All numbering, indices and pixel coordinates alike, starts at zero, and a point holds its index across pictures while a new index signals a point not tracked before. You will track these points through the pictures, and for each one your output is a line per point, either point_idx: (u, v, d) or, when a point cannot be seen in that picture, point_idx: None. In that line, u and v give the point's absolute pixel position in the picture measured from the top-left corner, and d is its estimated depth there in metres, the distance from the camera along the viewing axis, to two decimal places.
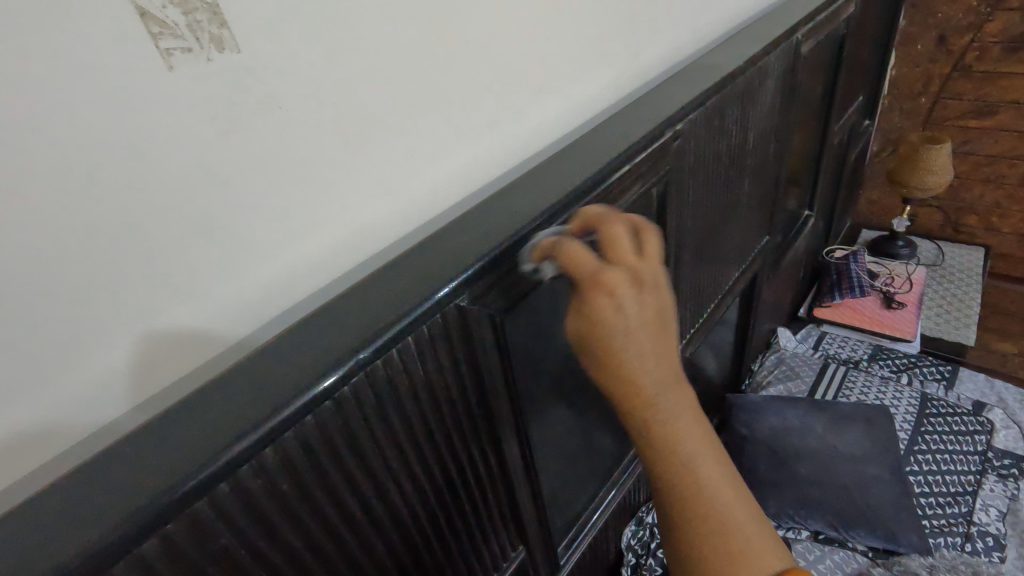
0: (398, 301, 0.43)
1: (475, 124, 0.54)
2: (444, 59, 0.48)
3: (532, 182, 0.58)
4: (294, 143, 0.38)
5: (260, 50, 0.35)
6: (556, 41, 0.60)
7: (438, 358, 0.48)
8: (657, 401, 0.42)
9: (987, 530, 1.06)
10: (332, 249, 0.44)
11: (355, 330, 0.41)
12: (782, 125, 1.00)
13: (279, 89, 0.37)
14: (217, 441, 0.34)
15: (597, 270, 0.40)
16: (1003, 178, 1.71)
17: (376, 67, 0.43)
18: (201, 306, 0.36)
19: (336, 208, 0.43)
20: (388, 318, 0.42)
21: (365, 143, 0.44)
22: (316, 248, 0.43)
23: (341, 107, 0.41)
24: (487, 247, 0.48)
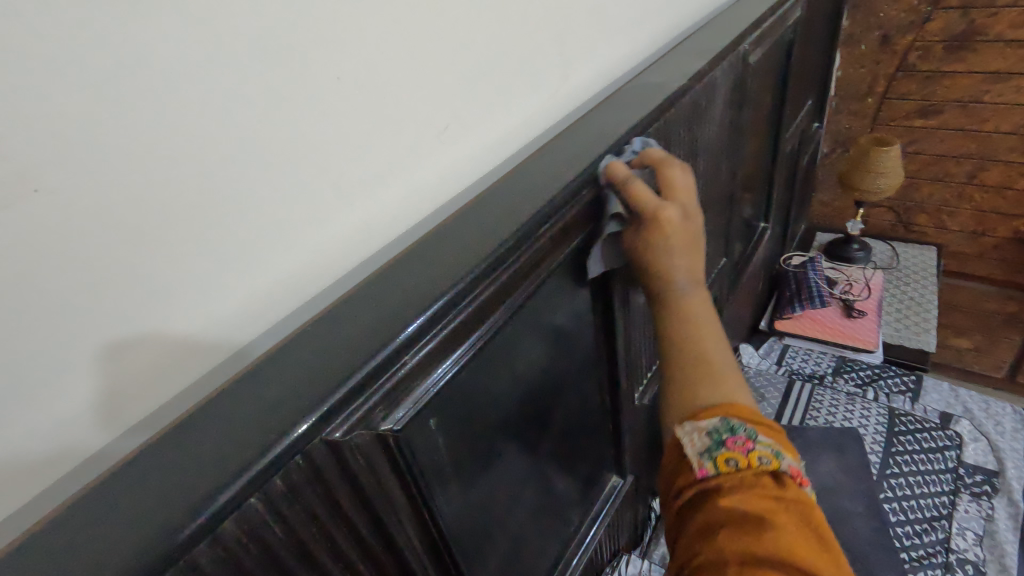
0: (236, 449, 0.31)
1: (369, 174, 0.41)
2: (316, 95, 0.36)
3: (448, 240, 0.46)
4: (80, 233, 0.26)
5: (36, 80, 0.24)
6: (483, 50, 0.50)
7: (310, 511, 0.35)
8: (673, 284, 0.53)
9: (966, 557, 1.00)
10: (168, 362, 0.32)
11: (190, 485, 0.30)
12: (733, 140, 0.92)
13: (102, 124, 0.26)
14: (91, 575, 0.26)
15: (658, 206, 0.51)
16: (951, 177, 1.71)
17: (204, 114, 0.30)
18: (180, 324, 0.31)
19: (166, 311, 0.31)
20: (228, 470, 0.30)
21: (208, 218, 0.31)
22: (141, 365, 0.30)
23: (160, 174, 0.28)
24: (376, 346, 0.36)
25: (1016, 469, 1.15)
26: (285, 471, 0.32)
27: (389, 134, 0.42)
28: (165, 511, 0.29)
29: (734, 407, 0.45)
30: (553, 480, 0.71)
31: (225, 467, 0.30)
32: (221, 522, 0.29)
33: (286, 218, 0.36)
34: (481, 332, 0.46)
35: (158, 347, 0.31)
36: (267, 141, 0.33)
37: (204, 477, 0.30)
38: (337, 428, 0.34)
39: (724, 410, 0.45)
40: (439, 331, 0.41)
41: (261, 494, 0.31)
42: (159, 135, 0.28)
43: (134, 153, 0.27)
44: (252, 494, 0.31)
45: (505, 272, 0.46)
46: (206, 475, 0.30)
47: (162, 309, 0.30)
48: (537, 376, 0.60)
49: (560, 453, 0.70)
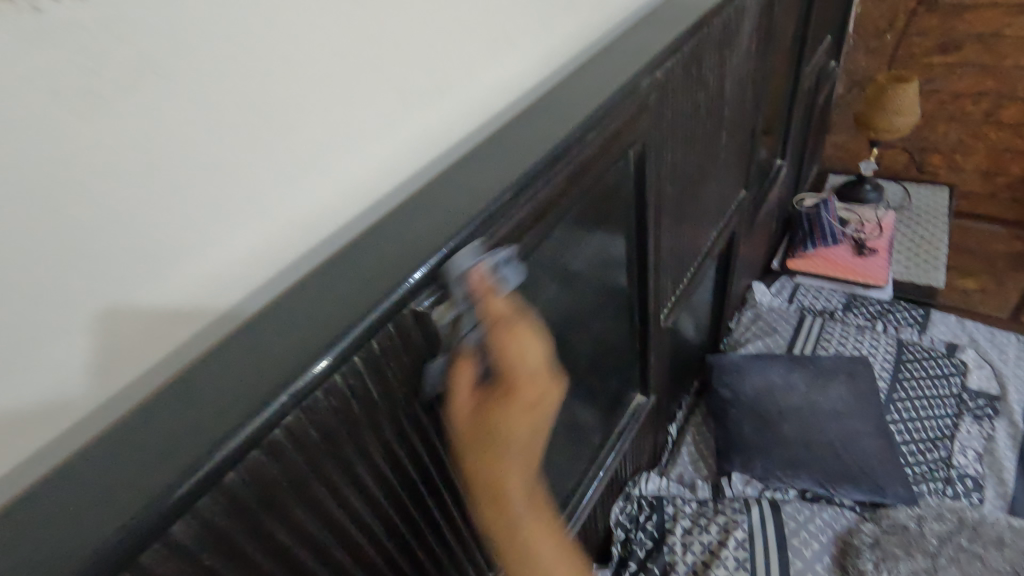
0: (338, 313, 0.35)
1: (421, 85, 0.44)
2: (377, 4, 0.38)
3: (488, 153, 0.49)
4: (191, 118, 0.29)
5: None
6: None
7: (400, 377, 0.39)
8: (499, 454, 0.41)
9: (966, 472, 1.07)
10: (257, 249, 0.35)
11: (298, 343, 0.33)
12: (758, 70, 0.93)
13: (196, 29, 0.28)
14: (235, 410, 0.30)
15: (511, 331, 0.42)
16: (967, 115, 1.70)
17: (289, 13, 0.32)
18: (262, 222, 0.34)
19: (256, 200, 0.33)
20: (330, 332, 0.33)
21: (289, 114, 0.34)
22: (237, 250, 0.33)
23: (253, 68, 0.31)
24: (448, 235, 0.40)
25: (1017, 393, 1.20)
26: (382, 333, 0.36)
27: (438, 47, 0.44)
28: (280, 365, 0.32)
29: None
30: (587, 392, 0.76)
31: (330, 328, 0.34)
32: (333, 371, 0.33)
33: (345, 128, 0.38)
34: (532, 239, 0.50)
35: (250, 238, 0.34)
36: (338, 45, 0.36)
37: (308, 339, 0.33)
38: (423, 300, 0.39)
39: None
40: (501, 227, 0.44)
41: (365, 350, 0.35)
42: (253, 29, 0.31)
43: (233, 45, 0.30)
44: (353, 354, 0.34)
45: (556, 176, 0.49)
46: (313, 336, 0.33)
47: (249, 206, 0.33)
48: (577, 289, 0.63)
49: (593, 366, 0.74)
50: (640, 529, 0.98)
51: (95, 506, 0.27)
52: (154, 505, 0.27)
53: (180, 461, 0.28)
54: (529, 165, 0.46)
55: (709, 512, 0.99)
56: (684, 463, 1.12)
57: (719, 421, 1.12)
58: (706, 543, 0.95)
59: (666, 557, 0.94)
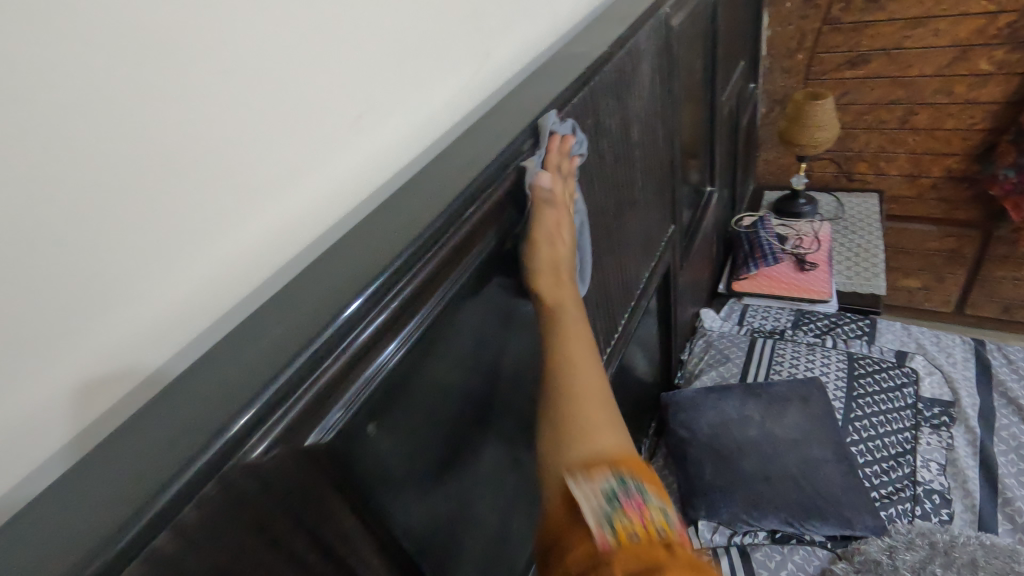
0: (144, 477, 0.27)
1: (279, 172, 0.36)
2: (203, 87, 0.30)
3: (367, 238, 0.42)
4: None
5: None
6: (397, 24, 0.46)
7: (237, 543, 0.31)
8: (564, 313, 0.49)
9: (932, 487, 1.04)
10: (34, 416, 0.26)
11: (94, 518, 0.26)
12: (667, 106, 0.92)
13: None
14: None
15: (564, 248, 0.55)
16: (884, 123, 1.76)
17: (56, 118, 0.24)
18: (79, 353, 0.27)
19: (28, 355, 0.25)
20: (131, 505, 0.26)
21: (74, 241, 0.26)
22: (11, 421, 0.25)
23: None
24: (294, 350, 0.33)
25: (970, 397, 1.19)
26: (199, 499, 0.28)
27: (297, 125, 0.37)
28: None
29: (617, 458, 0.40)
30: (523, 468, 0.69)
31: (114, 516, 0.26)
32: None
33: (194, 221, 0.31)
34: (413, 325, 0.42)
35: (64, 375, 0.27)
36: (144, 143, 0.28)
37: (82, 536, 0.25)
38: (255, 446, 0.30)
39: (607, 457, 0.40)
40: (366, 328, 0.37)
41: (171, 529, 0.27)
42: None
43: None
44: (144, 548, 0.26)
45: (435, 257, 0.42)
46: (85, 533, 0.25)
47: (52, 341, 0.26)
48: (489, 365, 0.57)
49: (526, 439, 0.68)
50: None
51: None
52: None
53: None
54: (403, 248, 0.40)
55: None
56: None
57: (680, 463, 1.07)
58: None
59: None
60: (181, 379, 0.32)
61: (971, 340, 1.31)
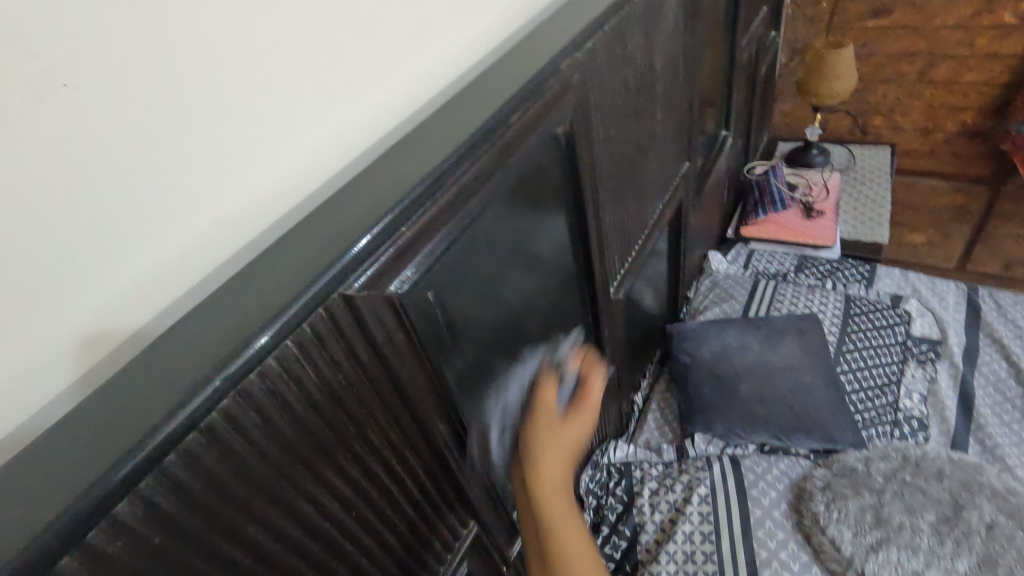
0: (269, 296, 0.37)
1: (352, 79, 0.44)
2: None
3: (428, 134, 0.50)
4: (99, 152, 0.30)
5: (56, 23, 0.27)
6: None
7: (335, 360, 0.41)
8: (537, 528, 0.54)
9: (911, 414, 1.13)
10: (188, 252, 0.36)
11: (240, 320, 0.36)
12: (690, 44, 0.96)
13: (107, 54, 0.29)
14: (186, 380, 0.33)
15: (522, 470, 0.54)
16: (903, 76, 1.77)
17: (198, 17, 0.32)
18: (209, 210, 0.36)
19: (179, 209, 0.34)
20: (258, 318, 0.35)
21: (209, 116, 0.34)
22: (169, 251, 0.35)
23: (164, 73, 0.32)
24: (378, 216, 0.42)
25: (956, 336, 1.28)
26: (312, 317, 0.38)
27: (363, 39, 0.45)
28: (214, 348, 0.34)
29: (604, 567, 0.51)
30: None
31: (262, 312, 0.36)
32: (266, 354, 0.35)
33: (279, 123, 0.39)
34: (467, 211, 0.51)
35: (202, 223, 0.36)
36: (238, 53, 0.35)
37: (233, 331, 0.35)
38: (354, 282, 0.40)
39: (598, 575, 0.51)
40: (429, 207, 0.46)
41: (295, 336, 0.37)
42: (146, 55, 0.30)
43: (131, 75, 0.30)
44: (280, 341, 0.36)
45: (484, 156, 0.50)
46: (243, 323, 0.35)
47: (193, 199, 0.35)
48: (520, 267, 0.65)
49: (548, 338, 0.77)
50: (610, 495, 1.04)
51: (89, 445, 0.30)
52: (125, 457, 0.29)
53: (157, 412, 0.31)
54: (456, 144, 0.48)
55: (674, 472, 1.04)
56: (650, 429, 1.16)
57: (681, 385, 1.17)
58: (673, 500, 0.99)
59: (635, 518, 0.99)
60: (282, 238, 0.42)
61: (964, 286, 1.38)
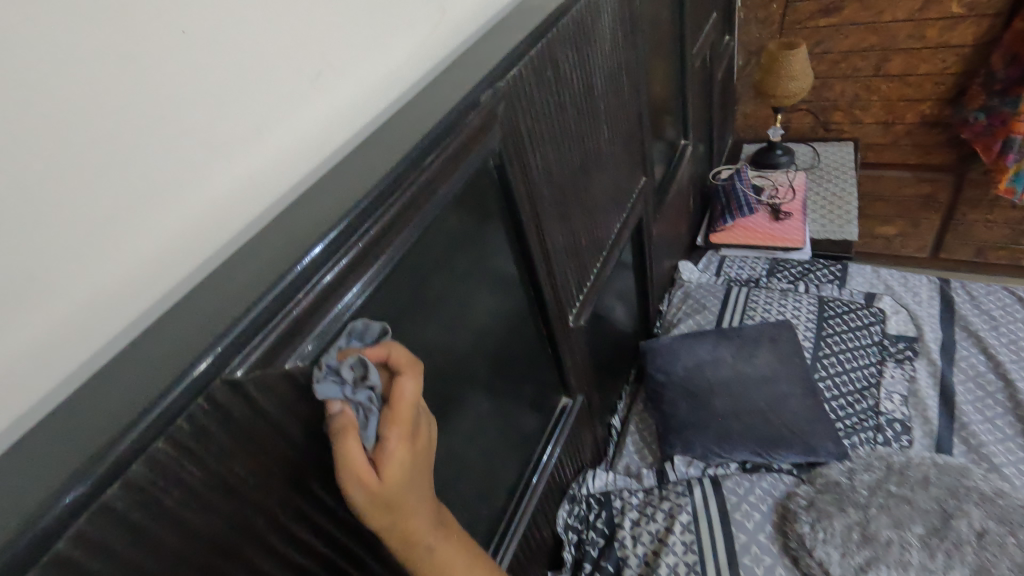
0: (147, 383, 0.33)
1: (247, 133, 0.41)
2: (169, 53, 0.35)
3: (341, 182, 0.46)
4: None
5: None
6: None
7: (228, 451, 0.36)
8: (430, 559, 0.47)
9: (893, 417, 1.10)
10: (60, 335, 0.32)
11: (120, 407, 0.32)
12: (632, 57, 0.94)
13: None
14: (54, 478, 0.29)
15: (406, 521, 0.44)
16: (858, 71, 1.78)
17: (36, 84, 0.29)
18: (79, 291, 0.32)
19: (41, 294, 0.31)
20: (134, 411, 0.31)
21: (60, 194, 0.30)
22: (36, 336, 0.31)
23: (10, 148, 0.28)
24: (271, 282, 0.37)
25: (932, 332, 1.25)
26: (187, 414, 0.33)
27: (259, 89, 0.41)
28: (55, 472, 0.29)
29: None
30: (503, 407, 0.74)
31: (118, 421, 0.31)
32: (123, 470, 0.31)
33: (161, 188, 0.35)
34: (382, 262, 0.46)
35: (75, 303, 0.32)
36: (103, 118, 0.32)
37: (112, 422, 0.31)
38: (239, 365, 0.35)
39: None
40: (334, 266, 0.41)
41: (168, 434, 0.32)
42: None
43: None
44: (143, 450, 0.31)
45: (397, 202, 0.46)
46: (94, 436, 0.30)
47: (56, 281, 0.31)
48: (461, 312, 0.61)
49: (502, 377, 0.73)
50: (590, 529, 0.98)
51: None
52: None
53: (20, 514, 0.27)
54: (365, 193, 0.44)
55: (654, 500, 0.99)
56: (629, 453, 1.12)
57: (657, 405, 1.13)
58: (654, 530, 0.95)
59: (617, 552, 0.95)
60: (175, 308, 0.38)
61: (936, 279, 1.37)
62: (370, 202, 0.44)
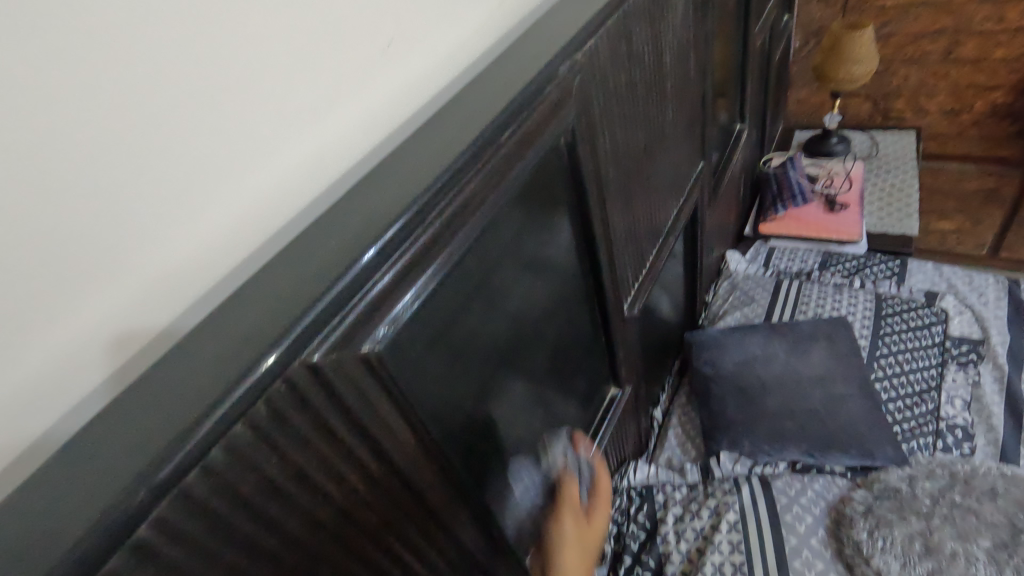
0: (225, 362, 0.31)
1: (316, 101, 0.38)
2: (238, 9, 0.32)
3: (411, 156, 0.44)
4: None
5: None
6: None
7: (301, 437, 0.35)
8: None
9: (955, 423, 1.05)
10: (132, 309, 0.30)
11: (199, 386, 0.30)
12: (700, 34, 0.88)
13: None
14: (135, 460, 0.27)
15: None
16: (926, 55, 1.67)
17: (106, 38, 0.26)
18: (149, 265, 0.31)
19: (109, 267, 0.29)
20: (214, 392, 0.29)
21: (129, 161, 0.28)
22: (106, 311, 0.29)
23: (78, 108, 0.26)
24: (348, 262, 0.35)
25: (999, 335, 1.19)
26: (265, 399, 0.31)
27: (329, 53, 0.38)
28: (135, 454, 0.27)
29: None
30: (556, 396, 0.72)
31: (198, 402, 0.29)
32: (202, 456, 0.29)
33: (228, 158, 0.33)
34: (455, 243, 0.44)
35: (146, 276, 0.31)
36: (172, 80, 0.29)
37: (191, 401, 0.29)
38: (317, 348, 0.33)
39: None
40: (410, 246, 0.39)
41: (247, 418, 0.31)
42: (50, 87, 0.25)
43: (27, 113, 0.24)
44: (222, 434, 0.29)
45: (472, 180, 0.43)
46: (174, 417, 0.29)
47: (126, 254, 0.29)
48: (523, 297, 0.59)
49: (557, 366, 0.70)
50: (631, 522, 0.97)
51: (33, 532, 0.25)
52: (63, 558, 0.24)
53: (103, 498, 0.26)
54: (439, 169, 0.41)
55: (699, 496, 0.97)
56: (672, 447, 1.09)
57: (703, 399, 1.10)
58: (699, 528, 0.92)
59: (660, 547, 0.92)
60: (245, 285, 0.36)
61: (1004, 280, 1.29)
62: (446, 179, 0.41)
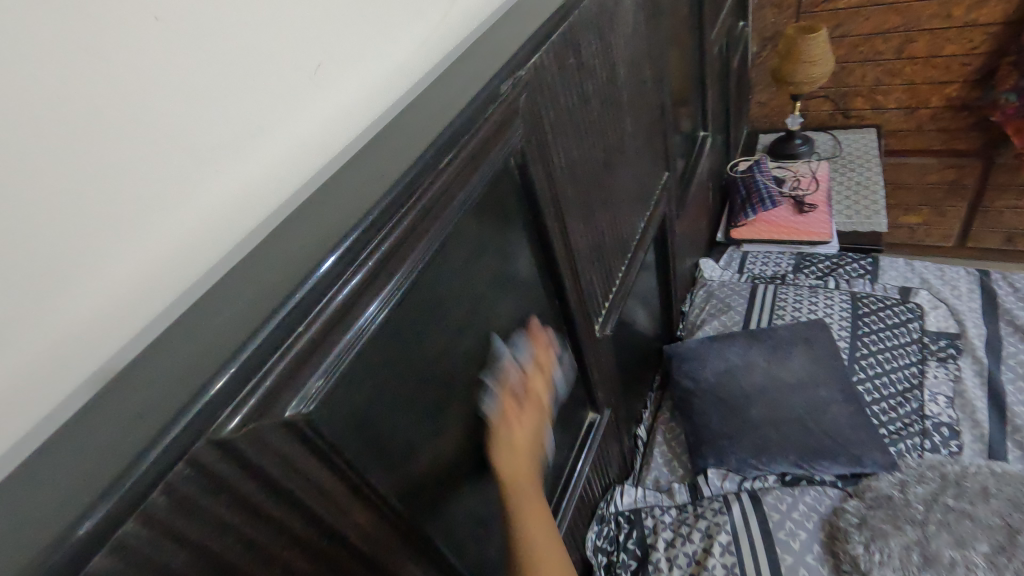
0: (115, 448, 0.26)
1: (233, 138, 0.34)
2: (128, 42, 0.28)
3: (345, 192, 0.40)
4: None
5: None
6: None
7: (217, 522, 0.30)
8: None
9: (941, 420, 1.03)
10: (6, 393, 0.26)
11: (80, 480, 0.25)
12: (655, 43, 0.87)
13: None
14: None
15: None
16: (879, 54, 1.70)
17: None
18: (22, 340, 0.26)
19: None
20: (97, 485, 0.25)
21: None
22: None
23: None
24: (267, 317, 0.31)
25: (975, 327, 1.18)
26: (165, 486, 0.27)
27: (248, 84, 0.34)
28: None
29: None
30: None
31: (76, 500, 0.24)
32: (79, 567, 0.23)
33: (121, 210, 0.29)
34: (397, 281, 0.39)
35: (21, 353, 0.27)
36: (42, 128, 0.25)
37: (69, 499, 0.25)
38: (229, 419, 0.29)
39: None
40: (343, 289, 0.35)
41: (142, 512, 0.26)
42: None
43: None
44: (108, 536, 0.24)
45: (411, 212, 0.40)
46: (41, 526, 0.24)
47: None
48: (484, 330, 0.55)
49: None
50: (621, 550, 0.92)
51: None
52: None
53: None
54: (372, 205, 0.37)
55: (689, 518, 0.93)
56: (658, 467, 1.05)
57: (686, 414, 1.07)
58: (691, 553, 0.88)
59: None
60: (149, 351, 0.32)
61: (975, 271, 1.29)
62: (380, 214, 0.37)
